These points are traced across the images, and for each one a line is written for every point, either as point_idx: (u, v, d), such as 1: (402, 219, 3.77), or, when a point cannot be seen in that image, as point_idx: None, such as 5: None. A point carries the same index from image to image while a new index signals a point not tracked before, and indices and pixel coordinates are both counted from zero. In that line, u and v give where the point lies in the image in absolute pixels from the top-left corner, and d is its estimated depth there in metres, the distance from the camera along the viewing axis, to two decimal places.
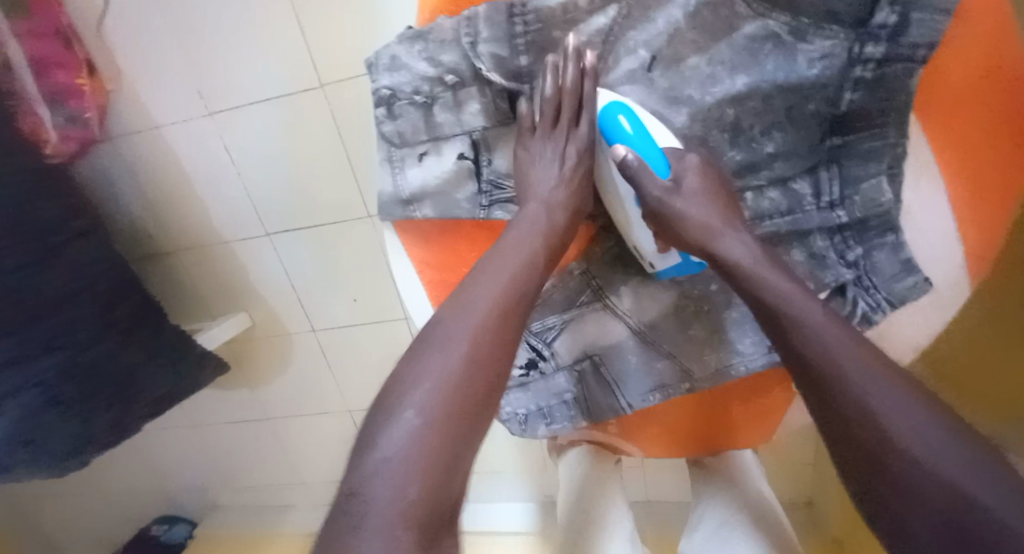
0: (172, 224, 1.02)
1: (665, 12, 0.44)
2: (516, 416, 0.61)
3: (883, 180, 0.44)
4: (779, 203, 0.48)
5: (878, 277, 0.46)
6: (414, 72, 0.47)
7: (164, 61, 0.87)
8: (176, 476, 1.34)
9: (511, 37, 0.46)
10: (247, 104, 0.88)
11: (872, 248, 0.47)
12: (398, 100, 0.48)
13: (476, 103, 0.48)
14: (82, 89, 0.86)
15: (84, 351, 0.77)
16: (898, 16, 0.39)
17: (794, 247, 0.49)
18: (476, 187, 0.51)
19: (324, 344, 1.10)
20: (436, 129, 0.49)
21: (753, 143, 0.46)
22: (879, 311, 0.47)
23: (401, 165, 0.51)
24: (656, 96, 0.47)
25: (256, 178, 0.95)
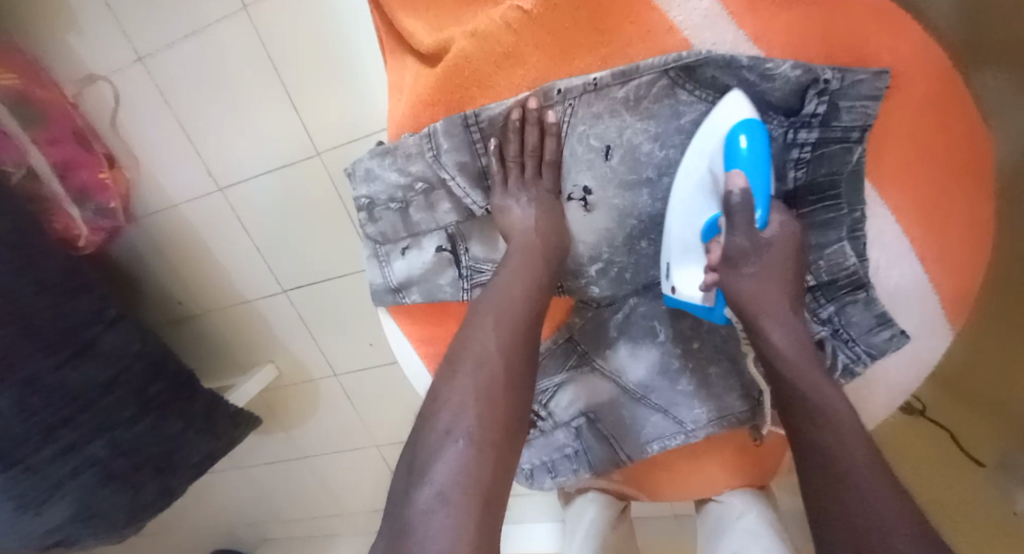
0: (200, 288, 1.09)
1: (607, 105, 0.44)
2: (523, 470, 0.64)
3: (845, 244, 0.46)
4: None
5: (854, 331, 0.48)
6: (388, 182, 0.49)
7: (174, 146, 0.92)
8: (230, 510, 1.43)
9: (471, 144, 0.47)
10: (252, 177, 0.93)
11: (845, 305, 0.48)
12: (377, 207, 0.51)
13: (446, 203, 0.50)
14: (104, 182, 0.92)
15: (128, 429, 0.84)
16: (827, 105, 0.42)
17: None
18: (456, 272, 0.53)
19: (348, 386, 1.16)
20: (414, 228, 0.52)
21: None
22: (859, 363, 0.48)
23: (387, 259, 0.55)
24: (616, 185, 0.48)
25: (270, 242, 1.00)
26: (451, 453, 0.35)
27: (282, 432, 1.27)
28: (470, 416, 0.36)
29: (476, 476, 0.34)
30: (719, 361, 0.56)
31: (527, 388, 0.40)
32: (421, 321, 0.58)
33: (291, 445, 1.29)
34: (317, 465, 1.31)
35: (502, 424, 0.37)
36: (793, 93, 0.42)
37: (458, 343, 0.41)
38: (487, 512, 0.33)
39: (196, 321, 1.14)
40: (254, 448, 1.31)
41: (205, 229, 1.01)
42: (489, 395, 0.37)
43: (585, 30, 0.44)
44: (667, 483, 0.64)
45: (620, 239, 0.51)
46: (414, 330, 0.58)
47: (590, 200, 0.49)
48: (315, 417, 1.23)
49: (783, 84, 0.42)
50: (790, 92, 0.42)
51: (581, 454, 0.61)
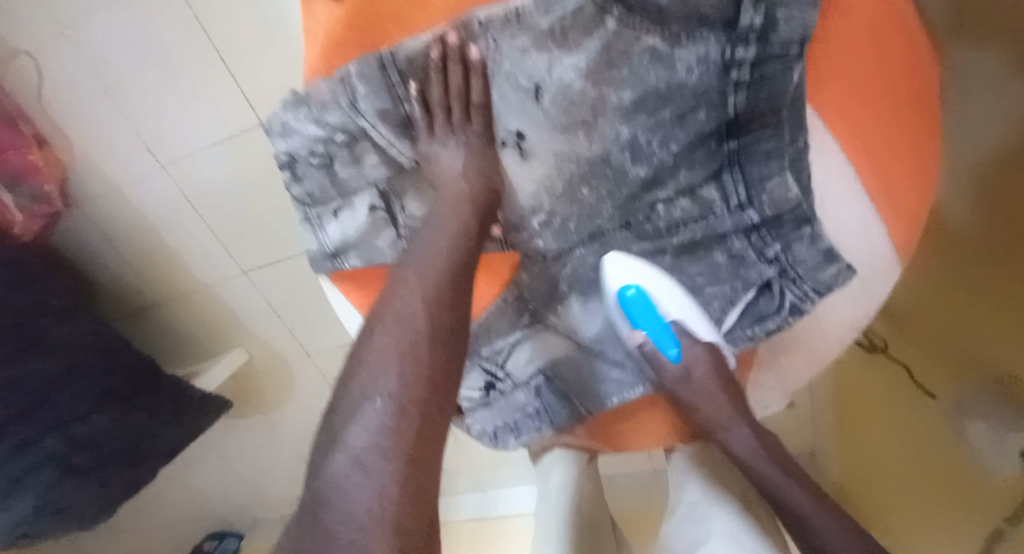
0: (155, 273, 1.05)
1: (531, 36, 0.40)
2: (487, 433, 0.63)
3: (787, 175, 0.44)
4: (687, 203, 0.48)
5: (800, 269, 0.47)
6: (307, 135, 0.46)
7: (108, 122, 0.88)
8: (214, 496, 1.43)
9: (389, 90, 0.43)
10: (196, 153, 0.89)
11: (791, 243, 0.47)
12: (300, 164, 0.48)
13: (373, 155, 0.47)
14: (36, 165, 0.87)
15: (88, 423, 0.82)
16: (764, 17, 0.38)
17: (713, 249, 0.50)
18: (395, 233, 0.51)
19: (320, 365, 1.15)
20: (344, 186, 0.49)
21: (653, 156, 0.45)
22: (807, 300, 0.48)
23: (320, 223, 0.52)
24: (553, 127, 0.44)
25: (222, 221, 0.97)
26: (370, 414, 0.33)
27: (259, 416, 1.26)
28: (392, 375, 0.35)
29: (399, 438, 0.32)
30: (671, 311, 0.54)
31: (457, 342, 0.39)
32: (366, 287, 0.55)
33: (270, 431, 1.28)
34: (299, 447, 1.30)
35: (431, 381, 0.36)
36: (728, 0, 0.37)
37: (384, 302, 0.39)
38: (414, 471, 0.32)
39: (156, 308, 1.10)
40: (231, 434, 1.30)
41: (153, 212, 0.97)
42: (413, 350, 0.36)
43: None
44: (630, 436, 0.64)
45: (561, 184, 0.48)
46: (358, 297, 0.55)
47: (524, 145, 0.46)
48: (289, 399, 1.22)
49: None
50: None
51: (542, 412, 0.59)
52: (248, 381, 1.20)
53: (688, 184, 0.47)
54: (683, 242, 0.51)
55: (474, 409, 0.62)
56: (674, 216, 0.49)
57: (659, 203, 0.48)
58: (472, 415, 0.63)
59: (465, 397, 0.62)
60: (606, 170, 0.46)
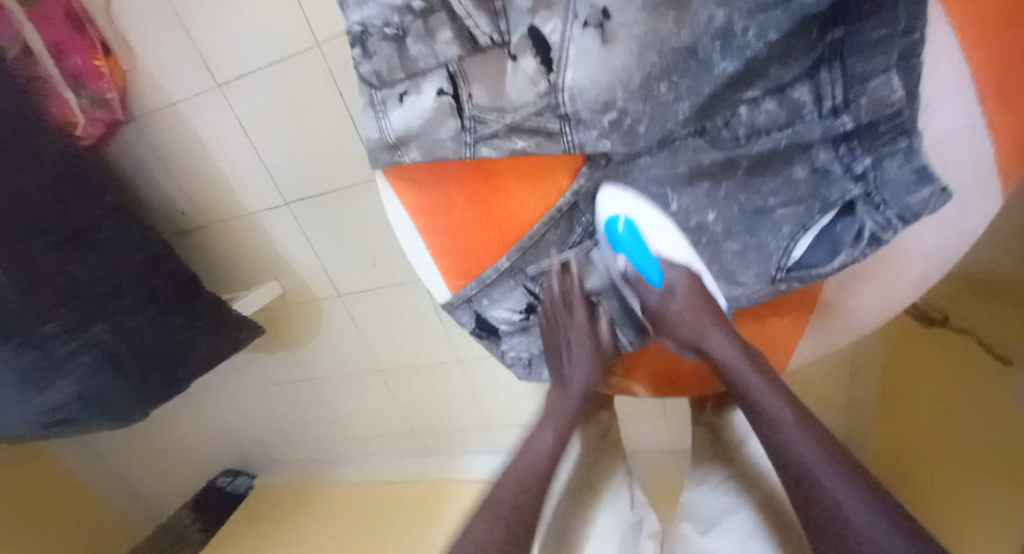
0: (200, 197, 1.06)
1: None
2: (521, 361, 0.67)
3: (891, 74, 0.40)
4: (774, 104, 0.45)
5: (887, 191, 0.43)
6: (384, 2, 0.45)
7: (169, 35, 0.88)
8: (234, 432, 1.47)
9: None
10: (252, 71, 0.88)
11: (883, 157, 0.43)
12: (371, 37, 0.47)
13: (447, 30, 0.46)
14: (100, 71, 0.89)
15: (129, 317, 0.84)
16: None
17: (795, 161, 0.47)
18: (459, 123, 0.49)
19: (352, 309, 1.16)
20: (412, 66, 0.48)
21: (746, 50, 0.42)
22: (889, 229, 0.44)
23: (384, 109, 0.50)
24: (642, 7, 0.42)
25: (269, 146, 0.96)
26: None
27: (285, 354, 1.28)
28: None
29: None
30: (737, 238, 0.52)
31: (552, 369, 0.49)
32: (422, 189, 0.57)
33: (295, 368, 1.29)
34: (321, 389, 1.32)
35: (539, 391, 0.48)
36: None
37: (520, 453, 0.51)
38: None
39: (198, 233, 1.12)
40: (257, 369, 1.32)
41: (205, 132, 0.97)
42: None
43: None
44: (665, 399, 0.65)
45: (640, 75, 0.44)
46: (411, 200, 0.58)
47: (607, 27, 0.43)
48: (316, 339, 1.23)
49: None
50: None
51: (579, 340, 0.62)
52: (278, 317, 1.22)
53: (778, 83, 0.44)
54: (761, 154, 0.47)
55: (512, 334, 0.65)
56: (758, 120, 0.46)
57: (741, 105, 0.46)
58: (509, 340, 0.66)
59: (504, 321, 0.64)
60: (696, 64, 0.43)
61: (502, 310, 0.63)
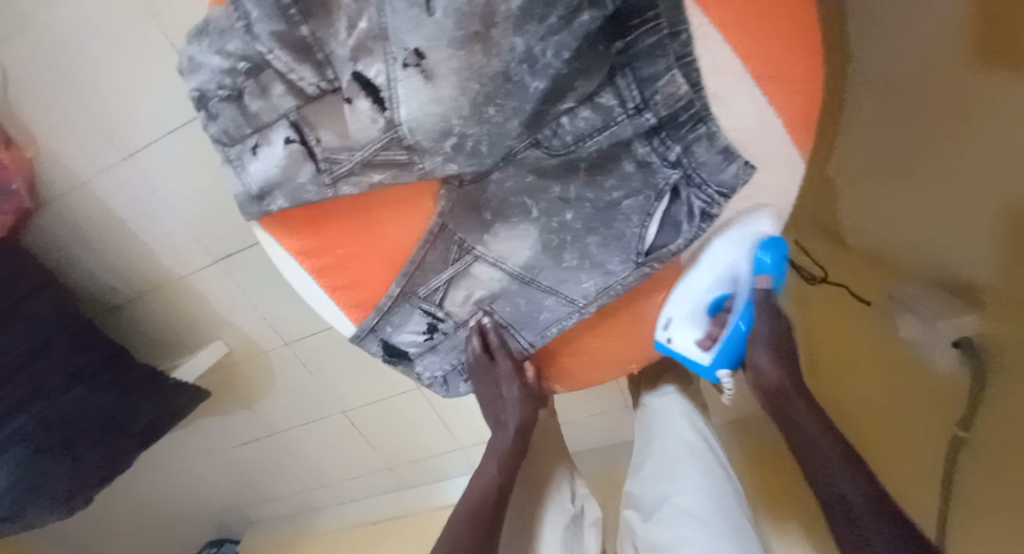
0: (130, 271, 1.08)
1: None
2: (438, 379, 0.69)
3: (674, 71, 0.45)
4: (590, 111, 0.48)
5: (703, 172, 0.49)
6: (212, 67, 0.49)
7: (69, 119, 0.90)
8: (210, 500, 1.45)
9: (279, 11, 0.46)
10: (155, 142, 0.92)
11: (691, 144, 0.48)
12: (211, 99, 0.51)
13: (279, 84, 0.49)
14: (2, 164, 0.91)
15: (60, 401, 0.87)
16: None
17: (621, 160, 0.51)
18: (314, 166, 0.52)
19: (301, 355, 1.17)
20: (255, 120, 0.51)
21: (548, 66, 0.46)
22: (715, 204, 0.50)
23: (241, 163, 0.53)
24: (449, 42, 0.45)
25: (188, 210, 0.99)
26: None
27: (245, 411, 1.28)
28: None
29: None
30: (597, 231, 0.55)
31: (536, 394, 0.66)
32: (302, 234, 0.59)
33: (255, 422, 1.29)
34: (286, 440, 1.32)
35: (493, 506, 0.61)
36: None
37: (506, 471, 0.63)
38: None
39: (133, 306, 1.13)
40: (220, 431, 1.32)
41: (121, 208, 0.99)
42: None
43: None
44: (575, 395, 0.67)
45: (463, 103, 0.47)
46: (292, 244, 0.60)
47: (425, 66, 0.46)
48: (272, 390, 1.24)
49: None
50: None
51: (485, 348, 0.64)
52: (231, 375, 1.22)
53: (588, 93, 0.48)
54: (593, 155, 0.51)
55: (422, 354, 0.66)
56: (580, 128, 0.49)
57: (560, 117, 0.49)
58: (421, 361, 0.67)
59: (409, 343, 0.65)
60: (511, 88, 0.46)
61: (406, 333, 0.64)
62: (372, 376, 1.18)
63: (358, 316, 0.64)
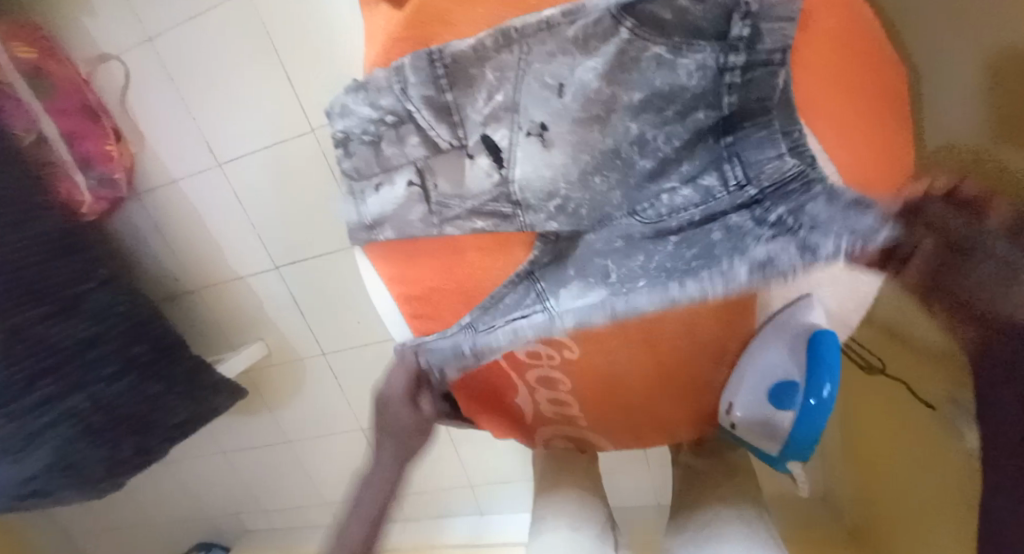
0: (193, 265, 1.13)
1: (557, 42, 0.50)
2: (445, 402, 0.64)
3: (786, 157, 0.48)
4: (687, 183, 0.52)
5: (808, 221, 0.45)
6: (361, 116, 0.57)
7: (175, 122, 0.99)
8: (213, 499, 1.45)
9: (433, 79, 0.54)
10: (248, 154, 0.99)
11: (803, 203, 0.46)
12: (352, 141, 0.59)
13: (414, 136, 0.56)
14: (110, 154, 0.98)
15: (108, 386, 0.89)
16: (749, 29, 0.46)
17: (711, 228, 0.50)
18: (426, 207, 0.58)
19: (335, 367, 1.18)
20: (386, 162, 0.58)
21: (657, 150, 0.51)
22: (803, 261, 0.44)
23: (361, 196, 0.61)
24: (574, 121, 0.51)
25: (262, 218, 1.05)
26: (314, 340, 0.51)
27: (265, 414, 1.30)
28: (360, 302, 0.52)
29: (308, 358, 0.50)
30: (652, 283, 0.51)
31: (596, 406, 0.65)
32: (396, 261, 0.65)
33: (275, 428, 1.30)
34: (300, 450, 1.31)
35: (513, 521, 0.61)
36: (718, 18, 0.46)
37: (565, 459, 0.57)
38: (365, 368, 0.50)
39: (188, 298, 1.17)
40: (240, 431, 1.33)
41: (201, 207, 1.06)
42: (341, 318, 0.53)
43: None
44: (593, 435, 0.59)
45: (573, 167, 0.53)
46: (385, 268, 0.67)
47: (546, 135, 0.52)
48: (297, 398, 1.25)
49: (706, 9, 0.46)
50: (715, 16, 0.46)
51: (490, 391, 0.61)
52: (263, 378, 1.25)
53: (688, 171, 0.52)
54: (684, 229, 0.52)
55: (442, 365, 0.62)
56: (673, 197, 0.52)
57: (653, 185, 0.53)
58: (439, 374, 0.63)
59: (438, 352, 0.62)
60: (616, 163, 0.52)
61: (440, 343, 0.62)
62: None
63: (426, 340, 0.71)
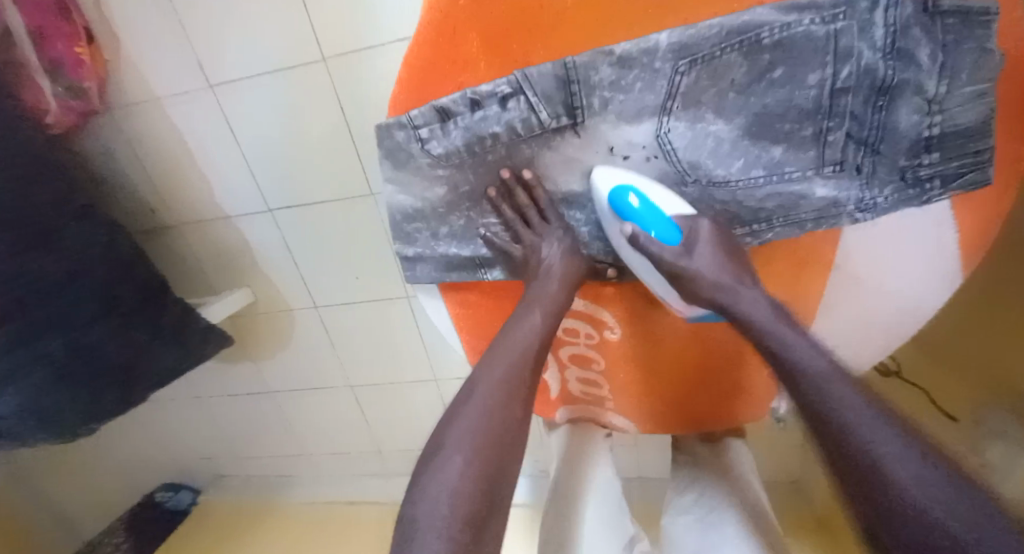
0: (173, 196, 1.02)
1: (721, 18, 0.46)
2: (427, 253, 0.59)
3: (932, 155, 0.46)
4: (853, 192, 0.50)
5: (880, 169, 0.48)
6: (439, 102, 0.51)
7: (162, 29, 0.86)
8: (181, 452, 1.33)
9: (567, 105, 0.50)
10: (246, 78, 0.87)
11: (877, 175, 0.49)
12: (450, 119, 0.52)
13: (515, 115, 0.51)
14: (81, 59, 0.85)
15: (88, 325, 0.81)
16: (942, 60, 0.43)
17: (831, 221, 0.51)
18: (515, 199, 0.55)
19: (329, 323, 1.07)
20: (478, 134, 0.52)
21: (799, 181, 0.50)
22: (873, 184, 0.49)
23: (427, 143, 0.53)
24: (699, 142, 0.51)
25: (259, 154, 0.94)
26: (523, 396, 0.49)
27: (249, 367, 1.16)
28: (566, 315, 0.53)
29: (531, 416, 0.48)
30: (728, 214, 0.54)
31: (638, 393, 0.65)
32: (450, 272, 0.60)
33: (256, 379, 1.17)
34: (285, 403, 1.19)
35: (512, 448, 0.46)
36: (894, 49, 0.43)
37: (653, 404, 0.65)
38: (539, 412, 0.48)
39: (167, 233, 1.05)
40: (212, 383, 1.20)
41: (187, 130, 0.94)
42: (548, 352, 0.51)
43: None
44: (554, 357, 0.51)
45: (723, 180, 0.52)
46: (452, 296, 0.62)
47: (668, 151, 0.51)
48: (283, 352, 1.13)
49: (889, 30, 0.43)
50: (899, 36, 0.43)
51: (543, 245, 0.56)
52: (245, 329, 1.12)
53: (857, 177, 0.49)
54: (783, 198, 0.52)
55: (452, 156, 0.53)
56: (827, 207, 0.51)
57: (798, 190, 0.51)
58: (428, 183, 0.55)
59: (436, 146, 0.53)
60: (775, 174, 0.51)
61: (455, 138, 0.52)
62: (383, 370, 1.10)
63: (460, 317, 0.63)
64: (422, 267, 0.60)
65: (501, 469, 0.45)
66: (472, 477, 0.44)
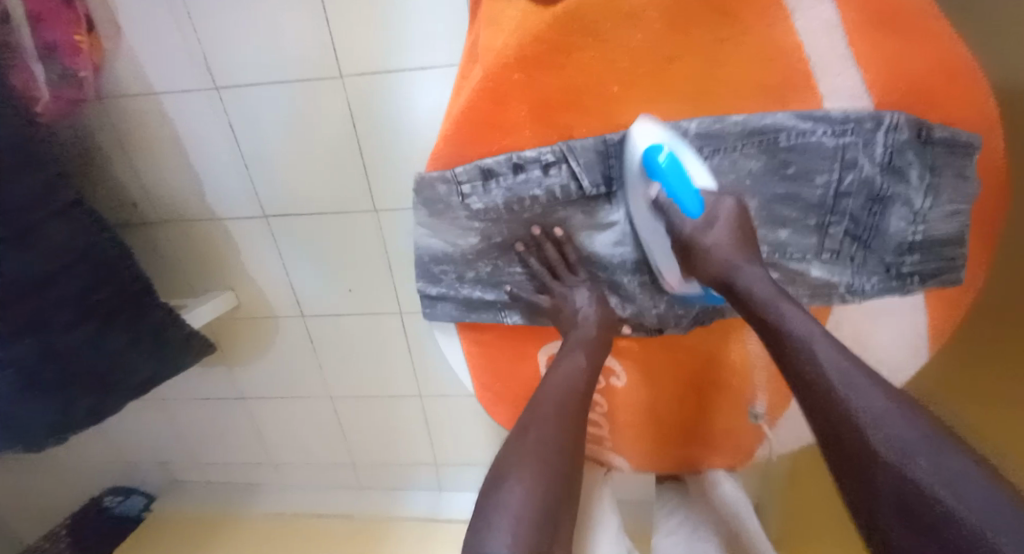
0: (159, 192, 0.98)
1: (745, 116, 0.50)
2: (452, 295, 0.61)
3: (913, 255, 0.53)
4: (844, 278, 0.55)
5: (869, 262, 0.54)
6: (482, 163, 0.54)
7: (169, 27, 0.83)
8: (135, 454, 1.27)
9: (605, 177, 0.54)
10: (254, 85, 0.85)
11: (867, 266, 0.54)
12: (494, 178, 0.54)
13: (556, 180, 0.53)
14: (78, 46, 0.81)
15: (68, 329, 0.77)
16: (928, 180, 0.50)
17: (821, 300, 0.56)
18: (544, 254, 0.58)
19: (313, 333, 1.07)
20: (517, 194, 0.54)
21: (800, 264, 0.55)
22: (863, 274, 0.54)
23: (466, 197, 0.55)
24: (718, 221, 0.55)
25: (259, 161, 0.92)
26: (554, 440, 0.51)
27: (223, 371, 1.13)
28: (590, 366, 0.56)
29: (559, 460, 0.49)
30: None
31: (638, 435, 0.69)
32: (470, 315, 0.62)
33: (230, 384, 1.14)
34: (257, 410, 1.17)
35: (550, 491, 0.47)
36: (891, 165, 0.49)
37: (651, 446, 0.70)
38: (566, 457, 0.50)
39: (148, 229, 1.01)
40: (180, 386, 1.16)
41: (183, 127, 0.91)
42: (573, 401, 0.54)
43: (710, 37, 0.49)
44: (574, 412, 0.53)
45: None
46: (468, 335, 0.65)
47: None
48: (261, 359, 1.11)
49: (890, 148, 0.49)
50: (895, 155, 0.49)
51: (565, 301, 0.58)
52: (223, 333, 1.09)
53: (849, 266, 0.55)
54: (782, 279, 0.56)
55: (489, 210, 0.55)
56: (822, 288, 0.55)
57: (796, 269, 0.55)
58: (461, 232, 0.57)
59: (475, 202, 0.55)
60: (779, 253, 0.55)
61: (496, 193, 0.54)
62: (365, 383, 1.10)
63: (475, 355, 0.66)
64: (445, 307, 0.62)
65: (555, 515, 0.46)
66: (527, 519, 0.44)
